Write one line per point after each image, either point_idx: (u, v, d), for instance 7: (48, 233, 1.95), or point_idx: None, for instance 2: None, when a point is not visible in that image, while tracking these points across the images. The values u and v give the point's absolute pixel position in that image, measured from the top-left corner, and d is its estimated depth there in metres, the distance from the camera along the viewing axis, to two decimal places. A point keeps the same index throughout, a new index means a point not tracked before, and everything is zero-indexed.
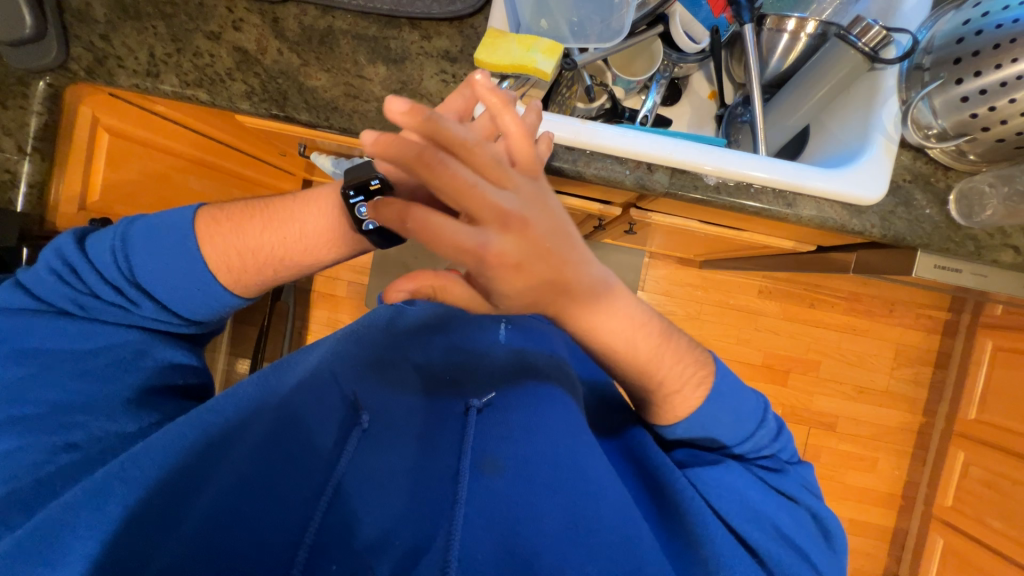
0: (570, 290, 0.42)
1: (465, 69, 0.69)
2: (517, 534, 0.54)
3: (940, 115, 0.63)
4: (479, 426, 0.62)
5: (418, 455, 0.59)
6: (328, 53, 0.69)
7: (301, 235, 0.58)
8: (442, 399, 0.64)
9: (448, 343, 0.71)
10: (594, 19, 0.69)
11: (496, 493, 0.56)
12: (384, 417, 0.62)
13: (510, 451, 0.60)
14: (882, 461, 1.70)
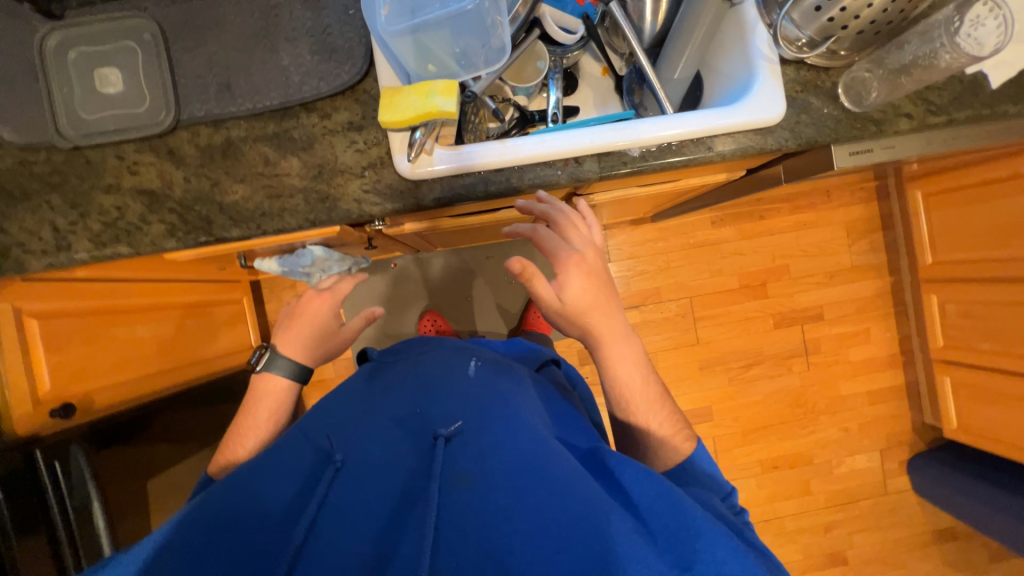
0: (569, 304, 0.70)
1: (374, 134, 0.69)
2: (487, 548, 0.50)
3: (803, 26, 0.68)
4: (450, 455, 0.60)
5: (393, 487, 0.59)
6: (235, 165, 0.68)
7: (268, 420, 0.81)
8: (414, 435, 0.65)
9: (417, 390, 0.72)
10: (475, 45, 0.67)
11: (462, 502, 0.55)
12: (360, 458, 0.63)
13: (478, 464, 0.58)
14: (874, 329, 1.83)
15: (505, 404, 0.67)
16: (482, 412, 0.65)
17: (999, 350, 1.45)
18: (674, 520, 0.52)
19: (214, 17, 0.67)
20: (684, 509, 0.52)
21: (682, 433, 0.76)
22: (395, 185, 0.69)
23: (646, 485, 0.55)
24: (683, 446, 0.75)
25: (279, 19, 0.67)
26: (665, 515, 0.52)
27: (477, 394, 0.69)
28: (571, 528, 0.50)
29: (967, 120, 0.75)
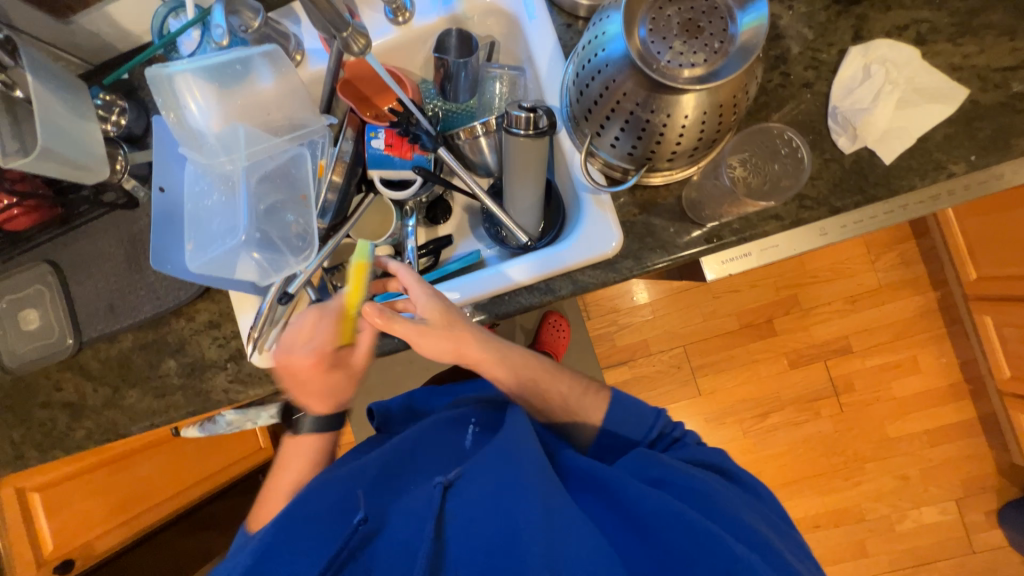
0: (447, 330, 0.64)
1: (231, 328, 0.75)
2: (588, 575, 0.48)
3: (614, 157, 0.62)
4: (453, 505, 0.55)
5: (394, 537, 0.52)
6: (128, 372, 0.78)
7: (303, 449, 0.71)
8: (418, 488, 0.59)
9: (385, 452, 0.61)
10: (281, 253, 0.66)
11: (461, 529, 0.52)
12: (386, 508, 0.56)
13: (510, 506, 0.53)
14: (923, 356, 1.53)
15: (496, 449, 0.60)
16: (478, 469, 0.59)
17: None
18: (677, 529, 0.51)
19: (94, 249, 0.78)
20: (667, 527, 0.52)
21: (587, 393, 0.75)
22: (253, 372, 0.75)
23: (659, 509, 0.53)
24: (593, 410, 0.72)
25: (143, 242, 0.76)
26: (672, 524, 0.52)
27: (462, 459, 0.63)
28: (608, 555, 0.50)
29: (857, 207, 0.63)
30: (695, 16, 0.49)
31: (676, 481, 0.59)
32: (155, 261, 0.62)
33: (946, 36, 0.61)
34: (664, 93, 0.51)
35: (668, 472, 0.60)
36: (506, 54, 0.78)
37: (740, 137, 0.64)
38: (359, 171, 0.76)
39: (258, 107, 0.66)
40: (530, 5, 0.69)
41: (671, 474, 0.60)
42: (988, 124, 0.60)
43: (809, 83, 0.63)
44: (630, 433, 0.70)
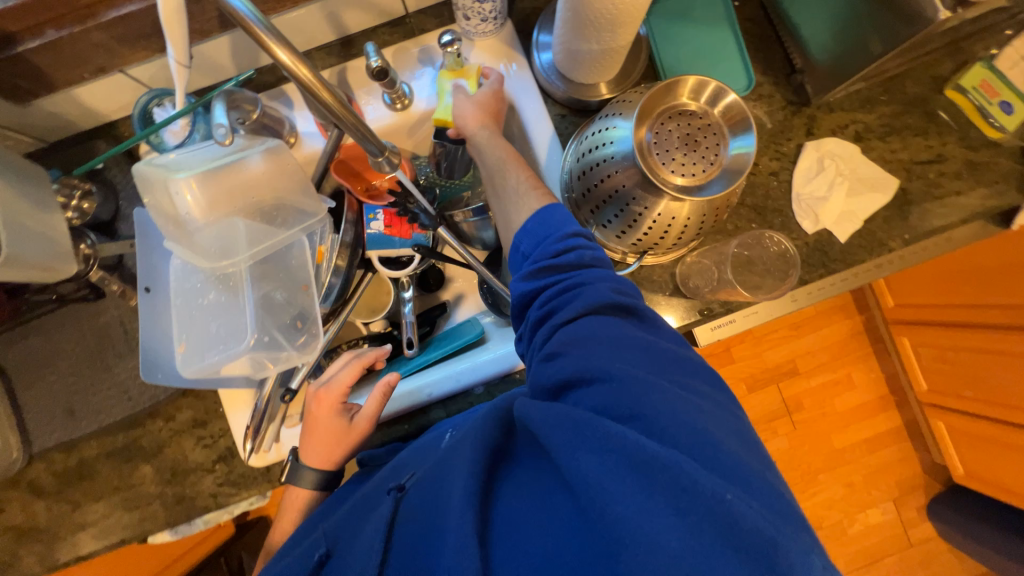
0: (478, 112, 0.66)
1: (219, 425, 0.70)
2: (534, 536, 0.41)
3: (618, 244, 0.66)
4: (403, 511, 0.49)
5: (346, 558, 0.50)
6: (91, 484, 0.70)
7: (311, 447, 0.65)
8: (373, 498, 0.55)
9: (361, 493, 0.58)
10: (280, 348, 0.62)
11: (398, 548, 0.46)
12: (349, 534, 0.53)
13: (440, 508, 0.45)
14: (857, 373, 1.72)
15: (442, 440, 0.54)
16: (431, 479, 0.48)
17: (986, 396, 1.35)
18: (568, 450, 0.40)
19: (49, 347, 0.69)
20: (565, 455, 0.40)
21: (534, 189, 0.60)
22: (245, 472, 0.69)
23: (581, 453, 0.39)
24: (537, 205, 0.58)
25: (111, 336, 0.69)
26: (576, 450, 0.39)
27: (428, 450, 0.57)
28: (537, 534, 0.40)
29: (822, 278, 0.71)
30: (693, 131, 0.56)
31: (585, 371, 0.44)
32: (144, 373, 0.58)
33: (878, 135, 0.73)
34: (663, 197, 0.56)
35: (585, 358, 0.45)
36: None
37: (740, 236, 0.71)
38: (358, 252, 0.76)
39: (253, 194, 0.60)
40: (526, 94, 0.73)
41: (583, 359, 0.45)
42: (915, 209, 0.72)
43: (775, 172, 0.72)
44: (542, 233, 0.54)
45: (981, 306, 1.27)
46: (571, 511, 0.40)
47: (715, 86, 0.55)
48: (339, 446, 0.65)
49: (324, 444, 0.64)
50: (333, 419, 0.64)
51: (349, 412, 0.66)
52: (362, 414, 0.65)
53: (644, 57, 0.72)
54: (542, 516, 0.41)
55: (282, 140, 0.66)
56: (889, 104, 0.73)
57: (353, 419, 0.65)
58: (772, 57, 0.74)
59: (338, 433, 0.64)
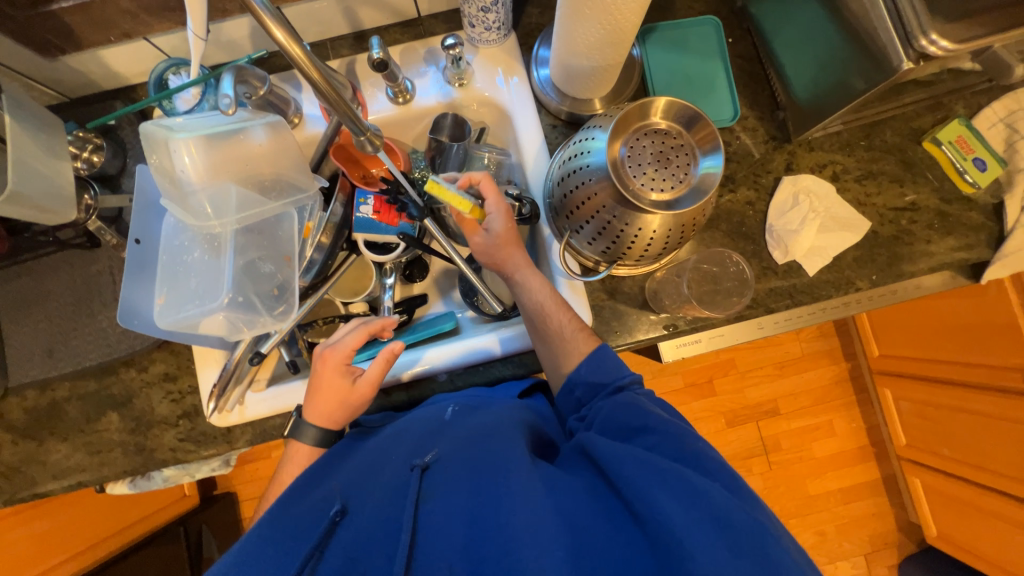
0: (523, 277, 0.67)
1: (188, 382, 0.72)
2: (583, 536, 0.43)
3: (590, 251, 0.68)
4: (428, 487, 0.50)
5: (365, 524, 0.48)
6: (58, 425, 0.72)
7: (313, 404, 0.65)
8: (392, 469, 0.54)
9: (370, 450, 0.59)
10: (256, 312, 0.65)
11: (433, 525, 0.46)
12: (362, 498, 0.51)
13: (488, 500, 0.46)
14: (838, 420, 1.70)
15: (482, 428, 0.55)
16: (476, 465, 0.50)
17: (962, 456, 1.34)
18: (637, 465, 0.45)
19: (39, 287, 0.72)
20: (643, 489, 0.43)
21: (557, 304, 0.65)
22: (208, 431, 0.72)
23: (656, 484, 0.43)
24: (583, 347, 0.63)
25: (100, 284, 0.72)
26: (655, 487, 0.43)
27: (449, 429, 0.58)
28: (593, 544, 0.42)
29: (787, 308, 0.73)
30: (666, 149, 0.59)
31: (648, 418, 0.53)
32: (122, 317, 0.61)
33: (855, 177, 0.75)
34: (631, 209, 0.59)
35: (649, 415, 0.53)
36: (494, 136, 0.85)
37: (699, 253, 0.74)
38: (344, 233, 0.79)
39: (255, 165, 0.66)
40: (522, 104, 0.76)
41: (648, 416, 0.53)
42: (884, 252, 0.74)
43: (751, 202, 0.75)
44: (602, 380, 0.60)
45: (961, 363, 1.28)
46: (619, 520, 0.44)
47: (691, 109, 0.58)
48: (340, 406, 0.65)
49: (327, 403, 0.64)
50: (339, 377, 0.64)
51: (353, 373, 0.66)
52: (366, 376, 0.65)
53: (636, 78, 0.76)
54: (597, 530, 0.43)
55: (295, 171, 0.69)
56: (868, 150, 0.76)
57: (356, 380, 0.65)
58: (759, 93, 0.77)
59: (341, 392, 0.64)
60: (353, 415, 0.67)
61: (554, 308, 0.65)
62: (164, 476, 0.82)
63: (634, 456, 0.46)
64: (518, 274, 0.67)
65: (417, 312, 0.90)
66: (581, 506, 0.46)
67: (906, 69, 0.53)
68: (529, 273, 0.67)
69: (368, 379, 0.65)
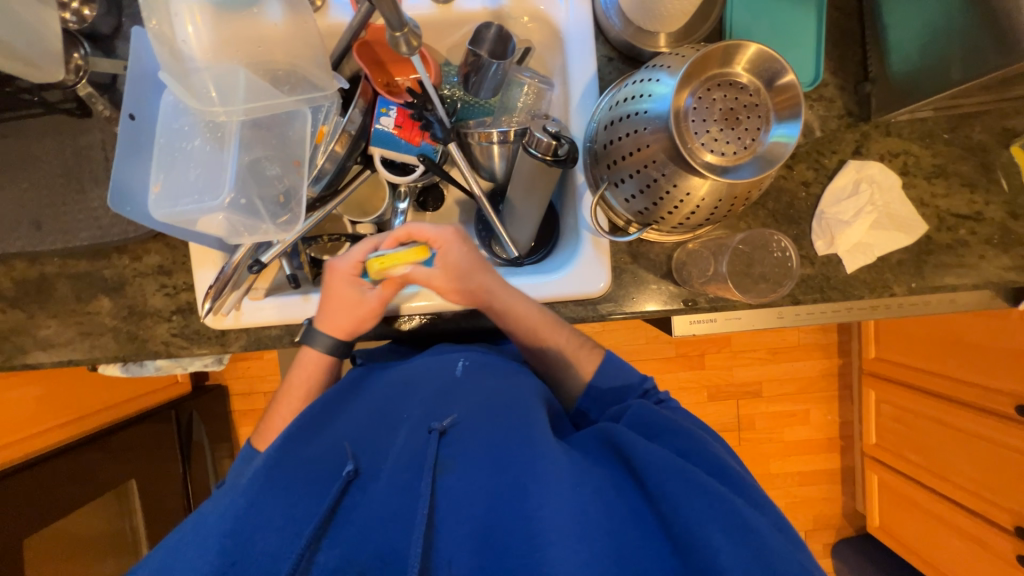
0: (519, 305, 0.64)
1: (184, 279, 0.69)
2: (608, 529, 0.44)
3: (625, 209, 0.63)
4: (445, 455, 0.50)
5: (379, 486, 0.49)
6: (49, 300, 0.70)
7: (324, 311, 0.63)
8: (404, 431, 0.53)
9: (379, 402, 0.59)
10: (256, 217, 0.59)
11: (453, 496, 0.47)
12: (379, 460, 0.52)
13: (511, 483, 0.47)
14: (814, 411, 1.74)
15: (500, 399, 0.56)
16: (500, 442, 0.50)
17: (930, 464, 1.40)
18: (666, 467, 0.46)
19: (24, 151, 0.66)
20: (677, 498, 0.44)
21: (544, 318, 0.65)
22: (202, 331, 0.70)
23: (688, 493, 0.44)
24: (587, 366, 0.66)
25: (91, 160, 0.66)
26: (688, 496, 0.44)
27: (465, 396, 0.57)
28: (619, 535, 0.44)
29: (815, 302, 0.69)
30: (737, 107, 0.52)
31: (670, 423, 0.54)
32: (112, 202, 0.55)
33: (925, 174, 0.68)
34: (684, 169, 0.53)
35: (673, 420, 0.54)
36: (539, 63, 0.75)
37: (748, 231, 0.68)
38: (361, 145, 0.70)
39: (267, 49, 0.58)
40: (578, 25, 0.67)
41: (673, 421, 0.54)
42: (931, 260, 0.69)
43: (807, 182, 0.68)
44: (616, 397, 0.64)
45: (957, 379, 1.28)
46: (642, 512, 0.46)
47: (777, 63, 0.50)
48: (347, 319, 0.63)
49: (337, 312, 0.62)
50: (347, 289, 0.61)
51: (363, 288, 0.62)
52: (377, 292, 0.62)
53: (716, 15, 0.65)
54: (622, 523, 0.44)
55: (311, 65, 0.60)
56: (949, 145, 0.68)
57: (366, 295, 0.62)
58: (849, 57, 0.68)
59: (350, 306, 0.62)
60: (363, 328, 0.65)
61: (553, 334, 0.65)
62: (157, 364, 0.83)
63: (663, 459, 0.47)
64: (516, 301, 0.63)
65: None
66: (607, 495, 0.46)
67: None
68: (525, 301, 0.64)
69: (377, 298, 0.62)
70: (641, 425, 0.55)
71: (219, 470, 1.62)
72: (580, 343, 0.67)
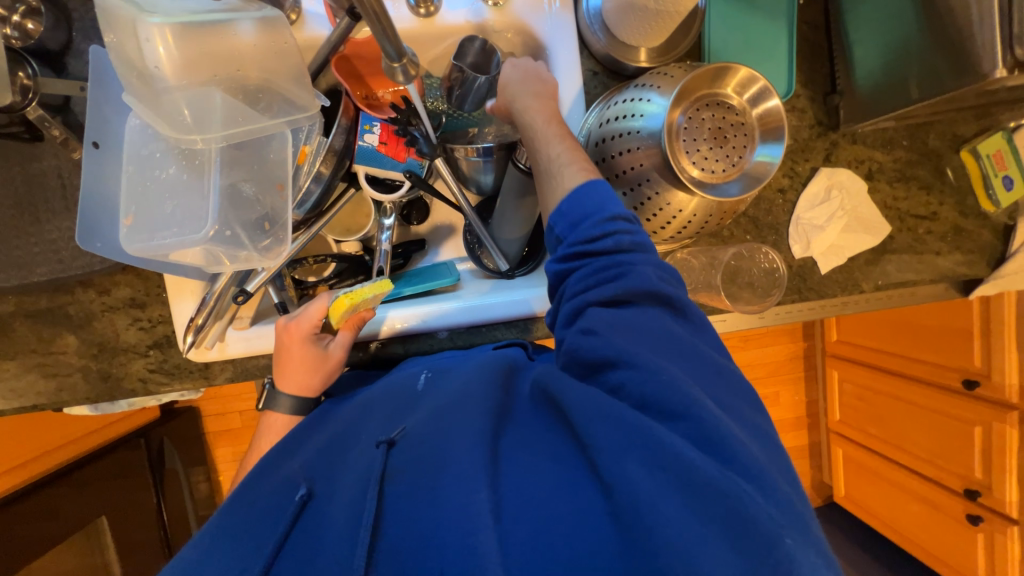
0: (546, 118, 0.55)
1: (159, 311, 0.65)
2: (558, 520, 0.39)
3: None
4: (393, 465, 0.46)
5: (330, 506, 0.46)
6: (5, 341, 0.64)
7: (288, 373, 0.62)
8: (359, 449, 0.51)
9: (341, 428, 0.56)
10: (240, 247, 0.57)
11: (397, 503, 0.43)
12: (332, 479, 0.49)
13: (446, 474, 0.43)
14: (784, 392, 1.84)
15: (452, 398, 0.52)
16: (442, 439, 0.46)
17: (888, 437, 1.52)
18: (624, 440, 0.40)
19: None
20: (609, 449, 0.40)
21: (581, 163, 0.52)
22: (183, 365, 0.66)
23: (643, 465, 0.39)
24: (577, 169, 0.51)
25: (45, 188, 0.61)
26: (622, 452, 0.39)
27: (421, 406, 0.54)
28: (557, 513, 0.39)
29: (792, 303, 0.73)
30: (724, 126, 0.54)
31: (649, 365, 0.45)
32: (81, 240, 0.51)
33: (888, 178, 0.73)
34: (677, 187, 0.54)
35: (628, 341, 0.45)
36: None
37: (736, 246, 0.71)
38: (346, 163, 0.68)
39: (243, 69, 0.55)
40: (563, 39, 0.67)
41: (624, 343, 0.45)
42: (894, 259, 0.74)
43: (783, 190, 0.72)
44: (587, 208, 0.49)
45: (911, 358, 1.39)
46: (601, 499, 0.40)
47: (761, 84, 0.53)
48: (315, 373, 0.62)
49: (302, 370, 0.62)
50: (309, 347, 0.61)
51: (321, 339, 0.63)
52: (339, 341, 0.63)
53: (696, 31, 0.67)
54: (577, 511, 0.39)
55: (292, 86, 0.57)
56: (907, 150, 0.73)
57: (328, 346, 0.62)
58: (818, 69, 0.71)
59: (315, 361, 0.62)
60: (331, 381, 0.65)
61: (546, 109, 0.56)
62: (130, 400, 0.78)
63: (617, 431, 0.41)
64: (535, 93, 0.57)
65: (412, 257, 0.84)
66: (558, 484, 0.41)
67: (996, 78, 0.50)
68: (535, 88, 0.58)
69: (340, 344, 0.63)
70: (588, 358, 0.46)
71: (196, 495, 1.55)
72: (586, 167, 0.52)
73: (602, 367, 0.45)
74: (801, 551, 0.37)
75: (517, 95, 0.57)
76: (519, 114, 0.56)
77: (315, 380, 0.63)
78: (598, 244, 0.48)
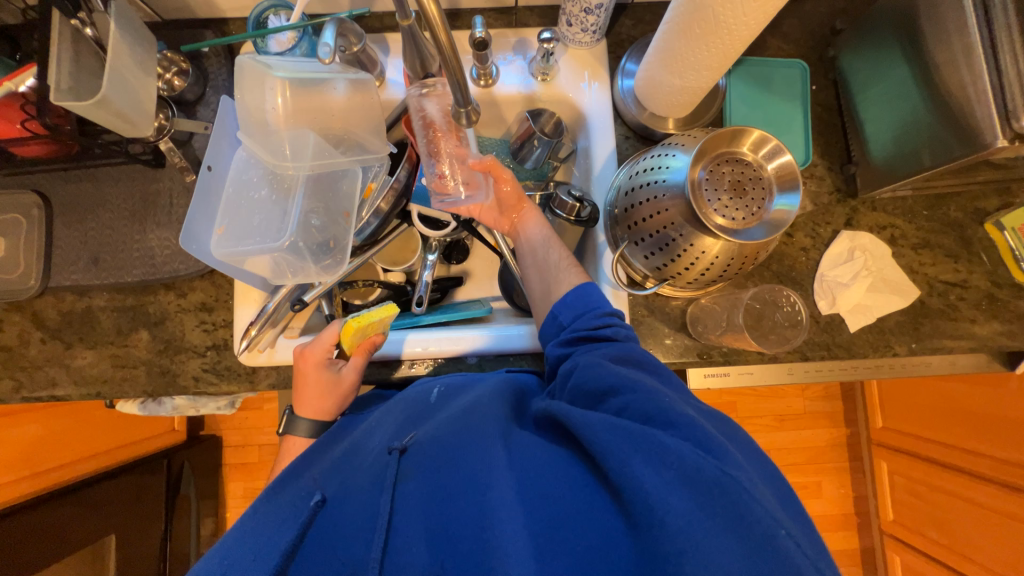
0: (544, 236, 0.70)
1: (223, 316, 0.73)
2: (567, 521, 0.40)
3: (644, 266, 0.68)
4: (405, 471, 0.49)
5: (343, 509, 0.49)
6: (90, 332, 0.73)
7: (307, 399, 0.66)
8: (371, 455, 0.54)
9: (354, 440, 0.60)
10: (305, 260, 0.65)
11: (411, 503, 0.46)
12: (343, 484, 0.52)
13: (461, 474, 0.46)
14: (827, 484, 1.66)
15: (457, 409, 0.55)
16: (453, 444, 0.49)
17: (953, 544, 1.34)
18: (625, 438, 0.41)
19: (98, 194, 0.72)
20: (613, 453, 0.40)
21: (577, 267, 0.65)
22: (232, 367, 0.72)
23: (649, 467, 0.39)
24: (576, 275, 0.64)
25: (156, 204, 0.73)
26: (626, 450, 0.40)
27: (428, 415, 0.57)
28: (565, 514, 0.41)
29: (822, 360, 0.73)
30: (744, 179, 0.60)
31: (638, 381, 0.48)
32: (183, 240, 0.61)
33: (911, 244, 0.76)
34: (700, 232, 0.59)
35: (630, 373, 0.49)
36: (564, 171, 0.86)
37: (758, 288, 0.74)
38: (403, 202, 0.76)
39: (333, 117, 0.67)
40: (600, 109, 0.77)
41: (631, 374, 0.49)
42: (927, 324, 0.74)
43: (806, 248, 0.75)
44: (589, 303, 0.58)
45: (967, 449, 1.28)
46: (604, 503, 0.41)
47: (773, 143, 0.59)
48: (330, 398, 0.66)
49: (316, 394, 0.66)
50: (322, 371, 0.65)
51: (334, 363, 0.67)
52: (352, 365, 0.67)
53: (717, 106, 0.76)
54: (585, 513, 0.41)
55: (369, 129, 0.69)
56: (929, 220, 0.76)
57: (340, 370, 0.67)
58: (833, 144, 0.78)
59: (328, 387, 0.66)
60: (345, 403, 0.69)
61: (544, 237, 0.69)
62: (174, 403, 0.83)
63: (614, 427, 0.43)
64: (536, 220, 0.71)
65: (449, 292, 0.89)
66: (566, 484, 0.43)
67: (999, 146, 0.54)
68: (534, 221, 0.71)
69: (351, 369, 0.67)
70: (589, 387, 0.50)
71: (201, 529, 1.52)
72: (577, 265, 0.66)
73: (605, 394, 0.48)
74: (800, 548, 0.37)
75: (529, 227, 0.71)
76: (525, 251, 0.70)
77: (332, 403, 0.67)
78: (599, 331, 0.56)
